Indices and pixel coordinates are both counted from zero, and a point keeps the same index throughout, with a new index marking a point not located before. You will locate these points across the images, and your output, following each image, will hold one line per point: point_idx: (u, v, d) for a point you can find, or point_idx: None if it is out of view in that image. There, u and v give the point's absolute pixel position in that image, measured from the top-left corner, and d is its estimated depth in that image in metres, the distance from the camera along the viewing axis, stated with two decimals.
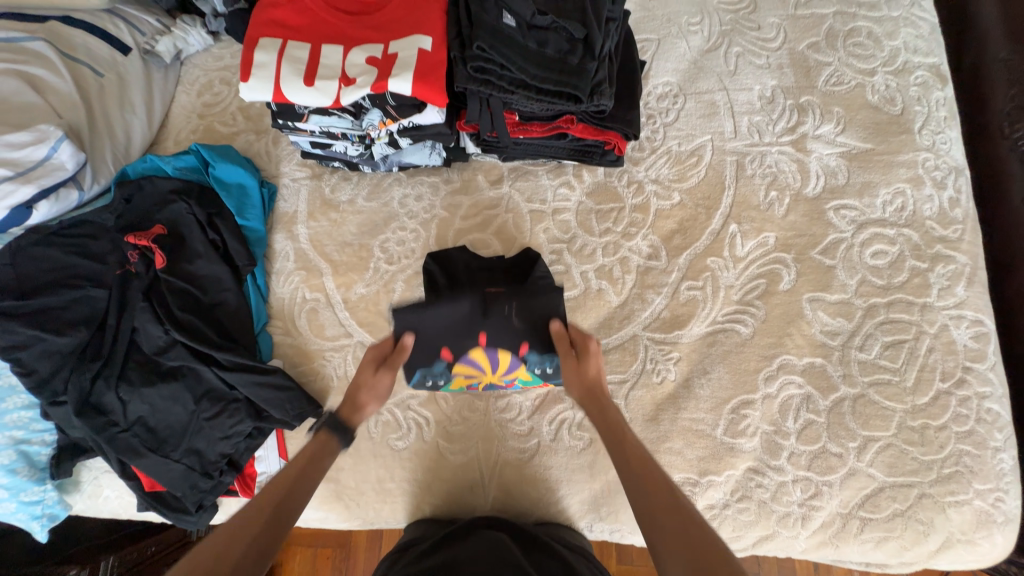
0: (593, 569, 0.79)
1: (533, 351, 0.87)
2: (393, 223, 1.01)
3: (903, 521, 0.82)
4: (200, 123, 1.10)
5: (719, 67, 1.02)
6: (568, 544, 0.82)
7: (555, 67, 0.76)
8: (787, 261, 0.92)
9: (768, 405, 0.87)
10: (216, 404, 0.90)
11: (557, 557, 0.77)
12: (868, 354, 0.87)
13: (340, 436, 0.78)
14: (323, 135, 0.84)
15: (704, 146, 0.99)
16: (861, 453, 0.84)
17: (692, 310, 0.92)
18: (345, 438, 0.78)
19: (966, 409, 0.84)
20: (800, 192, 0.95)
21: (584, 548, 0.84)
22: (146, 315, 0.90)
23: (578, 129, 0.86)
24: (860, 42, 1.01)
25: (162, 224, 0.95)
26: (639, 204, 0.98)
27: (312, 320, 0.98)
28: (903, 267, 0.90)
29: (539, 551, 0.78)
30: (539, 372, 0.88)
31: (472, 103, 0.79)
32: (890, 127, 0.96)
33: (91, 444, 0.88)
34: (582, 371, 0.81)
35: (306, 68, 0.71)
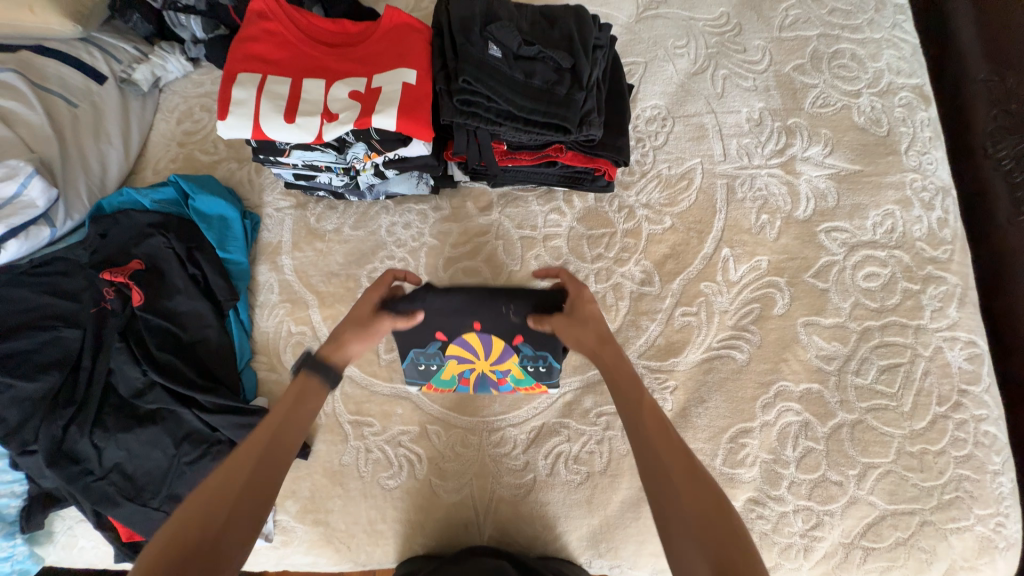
0: None
1: (527, 343, 0.83)
2: (380, 252, 0.99)
3: (905, 550, 0.80)
4: (180, 152, 1.06)
5: (707, 90, 1.02)
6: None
7: (544, 98, 0.74)
8: (781, 284, 0.92)
9: (766, 433, 0.85)
10: (198, 447, 0.86)
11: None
12: (864, 379, 0.86)
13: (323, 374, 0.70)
14: (305, 168, 0.82)
15: (694, 169, 0.99)
16: (861, 481, 0.82)
17: (687, 336, 0.91)
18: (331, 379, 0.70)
19: (964, 433, 0.83)
20: (791, 215, 0.95)
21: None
22: (123, 356, 0.86)
23: (567, 157, 0.85)
24: (844, 64, 1.01)
25: (140, 259, 0.92)
26: (630, 229, 0.97)
27: (298, 355, 0.95)
28: (895, 289, 0.90)
29: None
30: (530, 369, 0.87)
31: (458, 135, 0.77)
32: (877, 148, 0.96)
33: (64, 493, 0.84)
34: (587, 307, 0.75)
35: (287, 104, 0.69)
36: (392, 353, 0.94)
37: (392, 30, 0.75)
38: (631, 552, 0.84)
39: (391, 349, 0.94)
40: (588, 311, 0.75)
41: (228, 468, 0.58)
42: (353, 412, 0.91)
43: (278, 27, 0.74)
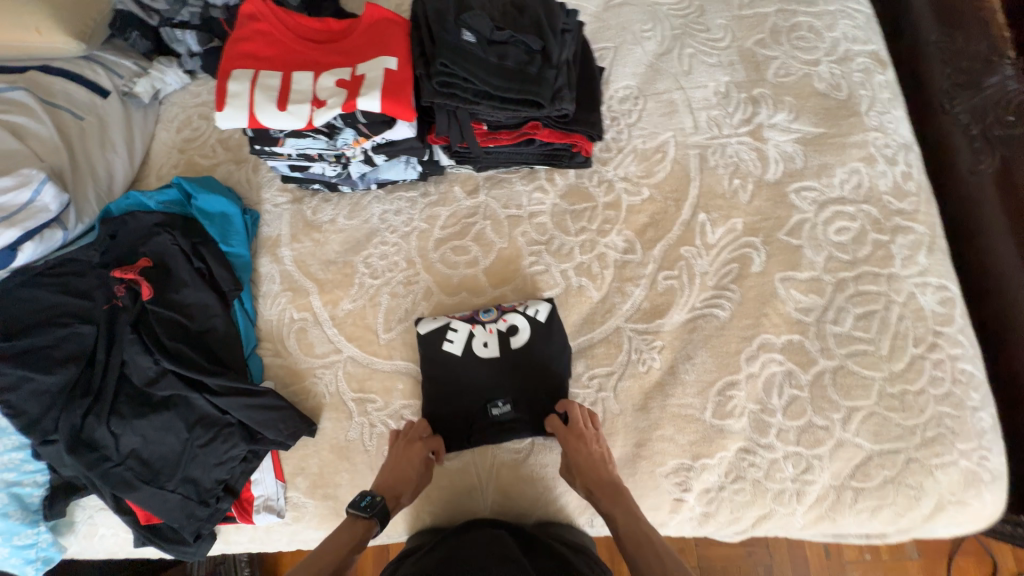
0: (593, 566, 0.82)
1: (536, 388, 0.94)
2: (375, 238, 1.04)
3: (894, 487, 0.83)
4: (181, 158, 1.13)
5: (674, 68, 1.08)
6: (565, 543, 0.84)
7: (516, 77, 0.80)
8: (757, 244, 0.96)
9: (752, 384, 0.89)
10: (209, 430, 0.90)
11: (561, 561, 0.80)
12: (842, 327, 0.90)
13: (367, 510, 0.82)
14: (299, 158, 0.87)
15: (667, 142, 1.04)
16: (846, 424, 0.85)
17: (671, 298, 0.95)
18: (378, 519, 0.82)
19: (942, 372, 0.86)
20: (762, 178, 0.99)
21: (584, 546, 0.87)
22: (135, 347, 0.91)
23: (544, 134, 0.90)
24: (803, 35, 1.07)
25: (148, 257, 0.97)
26: (611, 202, 1.02)
27: (301, 339, 0.99)
28: (866, 241, 0.94)
29: (541, 552, 0.81)
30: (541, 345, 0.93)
31: (439, 116, 0.83)
32: (839, 111, 1.02)
33: (84, 481, 0.88)
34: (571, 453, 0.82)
35: (279, 94, 0.75)
36: (390, 332, 0.98)
37: (373, 24, 0.81)
38: None
39: (390, 328, 0.98)
40: (581, 453, 0.82)
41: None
42: (356, 390, 0.95)
43: (268, 27, 0.80)
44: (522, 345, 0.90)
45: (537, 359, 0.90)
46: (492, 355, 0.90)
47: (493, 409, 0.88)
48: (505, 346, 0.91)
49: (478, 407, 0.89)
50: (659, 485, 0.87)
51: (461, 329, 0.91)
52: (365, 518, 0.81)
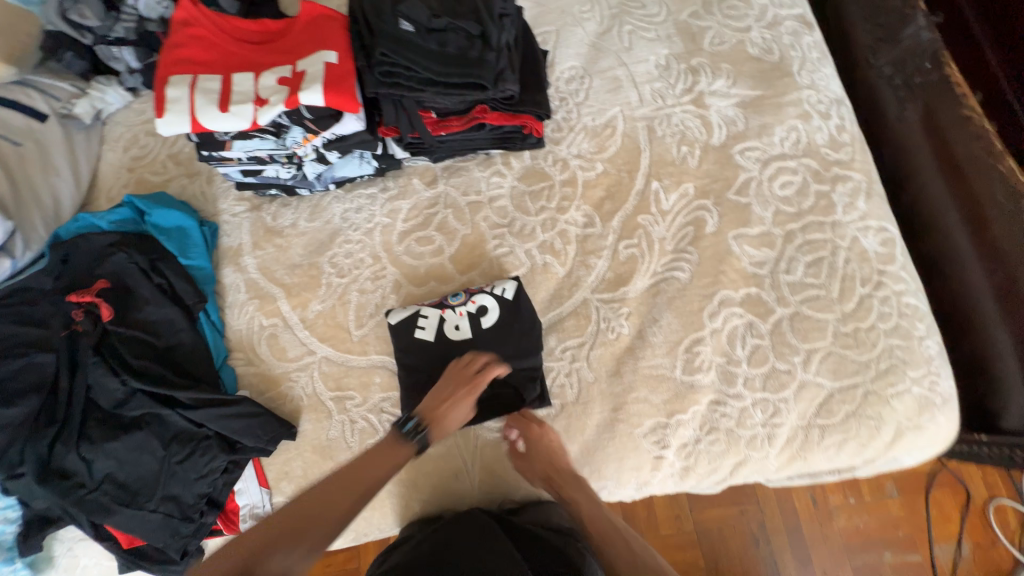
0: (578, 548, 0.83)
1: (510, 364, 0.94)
2: (338, 238, 1.04)
3: (856, 420, 0.88)
4: (131, 177, 1.10)
5: (616, 46, 1.12)
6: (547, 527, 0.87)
7: (458, 62, 0.82)
8: (709, 206, 1.00)
9: (716, 338, 0.93)
10: (186, 445, 0.88)
11: (539, 541, 0.82)
12: (795, 275, 0.94)
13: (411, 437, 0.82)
14: (251, 161, 0.88)
15: (615, 117, 1.07)
16: (807, 365, 0.90)
17: (633, 266, 0.98)
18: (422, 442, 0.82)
19: (889, 307, 0.92)
20: (708, 143, 1.04)
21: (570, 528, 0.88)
22: (100, 370, 0.89)
23: (493, 117, 0.92)
24: (733, 4, 1.12)
25: (105, 278, 0.95)
26: (567, 179, 1.04)
27: (273, 345, 0.99)
28: (809, 192, 0.99)
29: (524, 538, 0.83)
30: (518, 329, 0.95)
31: (387, 107, 0.84)
32: (773, 73, 1.07)
33: (59, 511, 0.86)
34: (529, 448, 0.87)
35: (219, 96, 0.75)
36: (363, 328, 0.98)
37: (310, 21, 0.81)
38: (613, 470, 0.90)
39: (362, 324, 0.98)
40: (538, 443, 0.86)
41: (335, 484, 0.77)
42: (333, 388, 0.95)
43: (204, 32, 0.80)
44: (492, 326, 0.92)
45: (508, 336, 0.91)
46: (464, 337, 0.92)
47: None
48: (476, 327, 0.93)
49: None
50: (639, 446, 0.89)
51: (432, 315, 0.93)
52: (409, 440, 0.82)
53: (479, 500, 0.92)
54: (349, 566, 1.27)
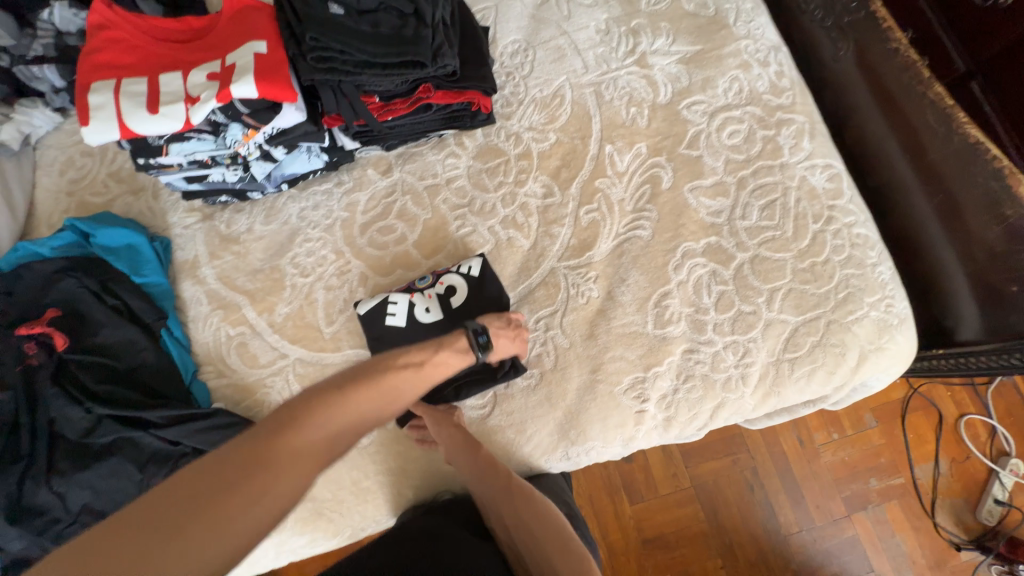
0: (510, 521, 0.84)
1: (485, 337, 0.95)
2: (298, 238, 1.02)
3: (821, 350, 0.91)
4: (71, 201, 1.06)
5: (555, 15, 1.12)
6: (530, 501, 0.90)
7: (393, 41, 0.81)
8: (663, 162, 1.02)
9: (683, 290, 0.95)
10: (164, 465, 0.86)
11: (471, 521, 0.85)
12: (750, 220, 0.97)
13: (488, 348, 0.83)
14: (193, 166, 0.86)
15: (562, 86, 1.07)
16: (770, 304, 0.93)
17: (596, 230, 0.99)
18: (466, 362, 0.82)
19: (841, 239, 0.95)
20: (655, 102, 1.05)
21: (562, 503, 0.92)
22: (61, 401, 0.86)
23: (438, 96, 0.92)
24: None
25: (55, 307, 0.91)
26: (522, 152, 1.05)
27: (243, 354, 0.96)
28: (756, 139, 1.01)
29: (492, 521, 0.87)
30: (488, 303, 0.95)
31: (325, 94, 0.82)
32: (710, 26, 1.09)
33: (36, 551, 0.82)
34: (452, 448, 0.85)
35: (147, 98, 0.72)
36: (334, 325, 0.97)
37: (235, 13, 0.79)
38: (598, 431, 0.91)
39: (332, 321, 0.97)
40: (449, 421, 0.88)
41: (395, 378, 0.72)
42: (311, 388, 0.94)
43: (123, 34, 0.77)
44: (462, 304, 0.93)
45: (477, 314, 0.92)
46: (436, 319, 0.92)
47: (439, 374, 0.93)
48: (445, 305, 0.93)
49: None
50: (621, 403, 0.91)
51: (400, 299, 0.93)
52: (478, 351, 0.82)
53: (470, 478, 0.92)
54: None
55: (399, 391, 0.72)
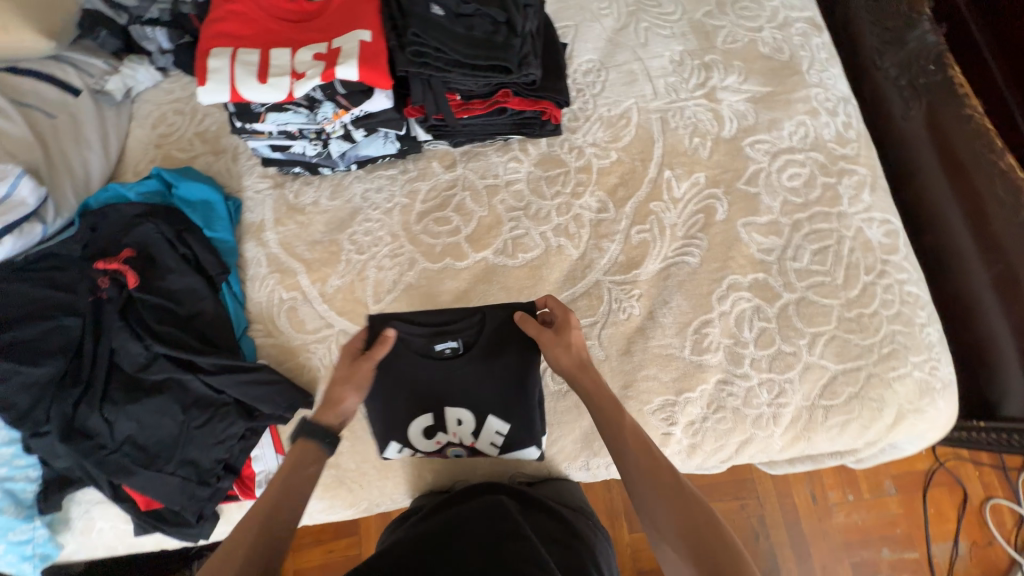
0: (591, 526, 0.81)
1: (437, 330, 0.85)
2: (358, 216, 1.06)
3: (858, 402, 0.91)
4: (158, 153, 1.13)
5: (632, 41, 1.16)
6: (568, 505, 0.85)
7: (485, 45, 0.86)
8: (719, 194, 1.04)
9: (725, 321, 0.95)
10: (205, 410, 0.90)
11: (539, 507, 0.79)
12: (801, 262, 0.98)
13: (316, 438, 0.74)
14: (281, 136, 0.93)
15: (630, 109, 1.11)
16: (811, 348, 0.93)
17: (645, 250, 1.01)
18: (327, 442, 0.74)
19: (891, 294, 0.95)
20: (719, 135, 1.08)
21: (583, 508, 0.87)
22: (124, 334, 0.91)
23: (514, 102, 0.96)
24: (746, 6, 1.17)
25: (131, 247, 0.97)
26: (582, 166, 1.08)
27: (292, 318, 1.01)
28: (816, 184, 1.02)
29: (539, 514, 0.78)
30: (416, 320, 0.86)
31: (415, 85, 0.88)
32: (783, 70, 1.11)
33: (79, 471, 0.88)
34: (583, 392, 0.76)
35: (259, 69, 0.79)
36: (380, 303, 1.01)
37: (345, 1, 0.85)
38: None
39: (379, 300, 1.01)
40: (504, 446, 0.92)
41: (242, 528, 0.64)
42: None
43: (244, 8, 0.84)
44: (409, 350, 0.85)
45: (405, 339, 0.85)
46: (431, 364, 0.86)
47: (495, 431, 0.88)
48: (408, 406, 0.87)
49: (489, 354, 0.85)
50: (648, 422, 0.92)
51: (411, 435, 0.88)
52: (311, 441, 0.73)
53: (489, 473, 0.93)
54: (351, 553, 1.32)
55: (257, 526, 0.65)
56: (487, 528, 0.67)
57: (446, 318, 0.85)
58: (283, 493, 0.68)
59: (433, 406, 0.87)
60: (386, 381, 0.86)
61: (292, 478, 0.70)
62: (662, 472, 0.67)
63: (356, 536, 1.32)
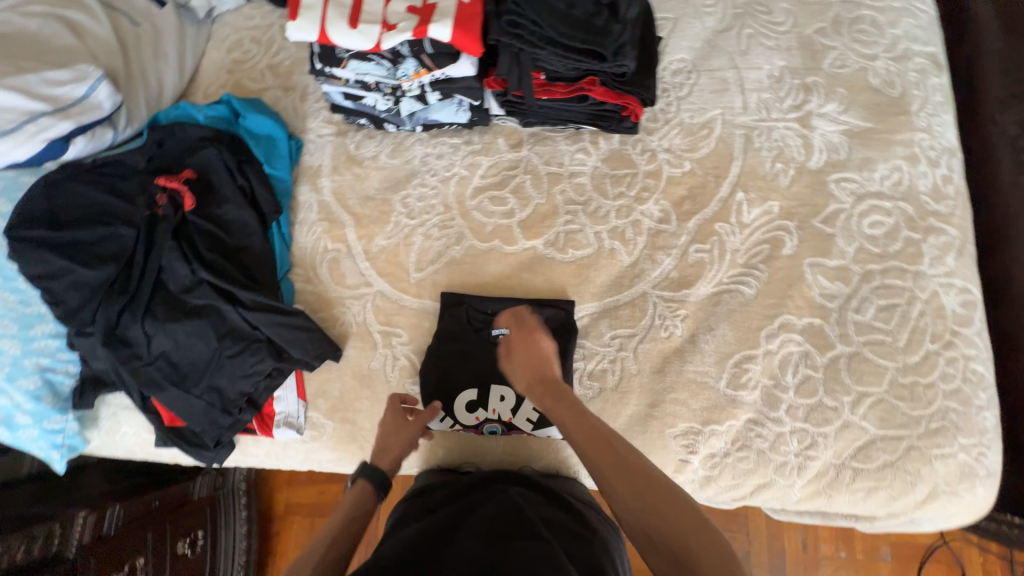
0: (602, 518, 0.79)
1: (494, 316, 0.94)
2: (414, 179, 1.05)
3: (892, 472, 0.86)
4: (229, 79, 1.13)
5: (732, 47, 1.09)
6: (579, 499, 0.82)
7: (583, 27, 0.81)
8: (791, 228, 0.98)
9: (768, 360, 0.91)
10: (238, 342, 0.92)
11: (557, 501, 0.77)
12: (863, 316, 0.92)
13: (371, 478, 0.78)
14: (356, 85, 0.93)
15: (714, 119, 1.04)
16: (855, 407, 0.88)
17: (700, 271, 0.97)
18: (381, 484, 0.78)
19: (954, 369, 0.89)
20: (804, 165, 1.01)
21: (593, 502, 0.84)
22: (173, 254, 0.92)
23: (598, 92, 0.91)
24: (864, 29, 1.07)
25: (191, 169, 0.98)
26: (652, 171, 1.03)
27: (333, 270, 1.01)
28: (898, 237, 0.95)
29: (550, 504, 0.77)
30: (478, 302, 0.95)
31: (503, 57, 0.84)
32: (890, 107, 1.02)
33: (113, 376, 0.91)
34: (541, 395, 0.80)
35: (351, 13, 0.80)
36: (422, 272, 1.00)
37: None
38: None
39: (421, 269, 1.00)
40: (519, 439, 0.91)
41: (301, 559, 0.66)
42: (382, 322, 0.97)
43: None
44: (468, 327, 0.94)
45: (467, 316, 0.94)
46: (484, 342, 0.93)
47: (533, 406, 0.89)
48: (455, 376, 0.91)
49: None
50: (667, 446, 0.90)
51: (456, 404, 0.90)
52: (366, 483, 0.78)
53: (500, 461, 0.91)
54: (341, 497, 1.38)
55: (317, 550, 0.67)
56: (496, 519, 0.67)
57: (503, 305, 0.95)
58: (341, 526, 0.71)
59: (478, 381, 0.90)
60: (437, 361, 0.92)
61: (350, 517, 0.73)
62: (637, 472, 0.67)
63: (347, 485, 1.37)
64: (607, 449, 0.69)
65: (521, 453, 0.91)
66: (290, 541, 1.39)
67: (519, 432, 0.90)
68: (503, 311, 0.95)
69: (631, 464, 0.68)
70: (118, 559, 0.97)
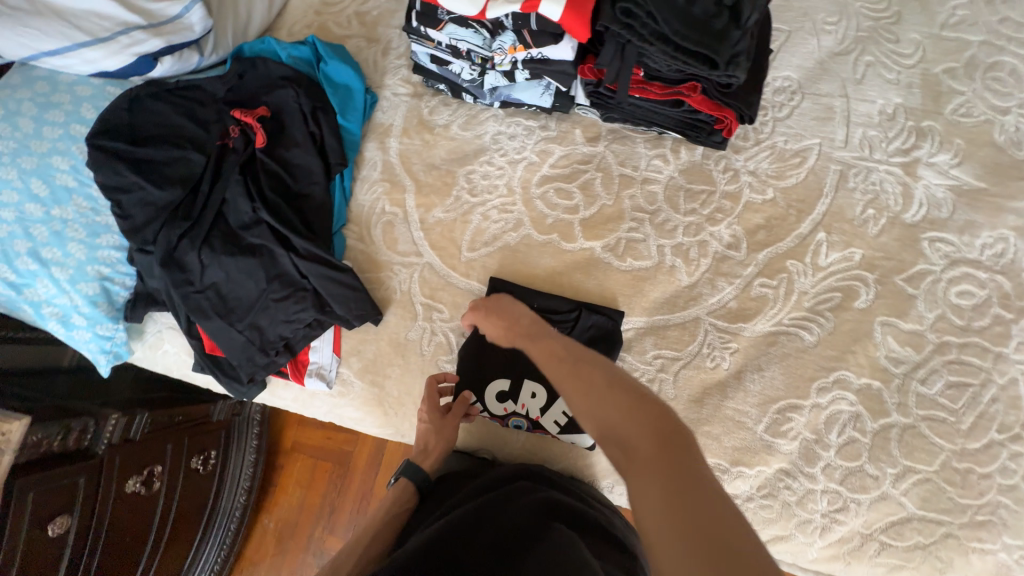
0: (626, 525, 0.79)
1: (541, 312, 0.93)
2: (482, 156, 1.02)
3: (922, 554, 0.82)
4: (315, 20, 1.11)
5: (846, 73, 1.00)
6: (601, 503, 0.82)
7: (700, 28, 0.75)
8: (868, 280, 0.91)
9: (815, 413, 0.87)
10: (286, 288, 0.93)
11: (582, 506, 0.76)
12: (928, 389, 0.86)
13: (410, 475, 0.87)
14: (447, 50, 0.91)
15: (811, 149, 0.97)
16: (897, 481, 0.84)
17: (760, 306, 0.92)
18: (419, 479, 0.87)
19: (1016, 464, 0.83)
20: (899, 216, 0.93)
21: (611, 506, 0.84)
22: (238, 190, 0.93)
23: (696, 99, 0.86)
24: (1000, 77, 0.97)
25: (267, 107, 0.98)
26: (731, 192, 0.97)
27: (387, 233, 1.00)
28: (987, 312, 0.88)
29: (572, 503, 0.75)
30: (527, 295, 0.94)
31: (608, 46, 0.80)
32: (1010, 170, 0.93)
33: (164, 296, 0.94)
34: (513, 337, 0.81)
35: None
36: (473, 253, 0.98)
37: None
38: None
39: (474, 249, 0.98)
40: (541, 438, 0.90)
41: (353, 542, 0.80)
42: (426, 295, 0.97)
43: None
44: None
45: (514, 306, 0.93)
46: None
47: (562, 410, 0.87)
48: (490, 363, 0.90)
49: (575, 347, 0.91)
50: None
51: (487, 391, 0.90)
52: (404, 481, 0.87)
53: (517, 456, 0.91)
54: (346, 447, 1.42)
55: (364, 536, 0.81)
56: (516, 526, 0.64)
57: (552, 303, 0.93)
58: (383, 518, 0.83)
59: (514, 371, 0.90)
60: (479, 343, 0.91)
61: (390, 511, 0.84)
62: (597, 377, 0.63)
63: (353, 436, 1.41)
64: (569, 361, 0.67)
65: (540, 453, 0.90)
66: (291, 477, 1.44)
67: (544, 432, 0.89)
68: (551, 309, 0.93)
69: (590, 373, 0.64)
70: (141, 461, 1.02)
